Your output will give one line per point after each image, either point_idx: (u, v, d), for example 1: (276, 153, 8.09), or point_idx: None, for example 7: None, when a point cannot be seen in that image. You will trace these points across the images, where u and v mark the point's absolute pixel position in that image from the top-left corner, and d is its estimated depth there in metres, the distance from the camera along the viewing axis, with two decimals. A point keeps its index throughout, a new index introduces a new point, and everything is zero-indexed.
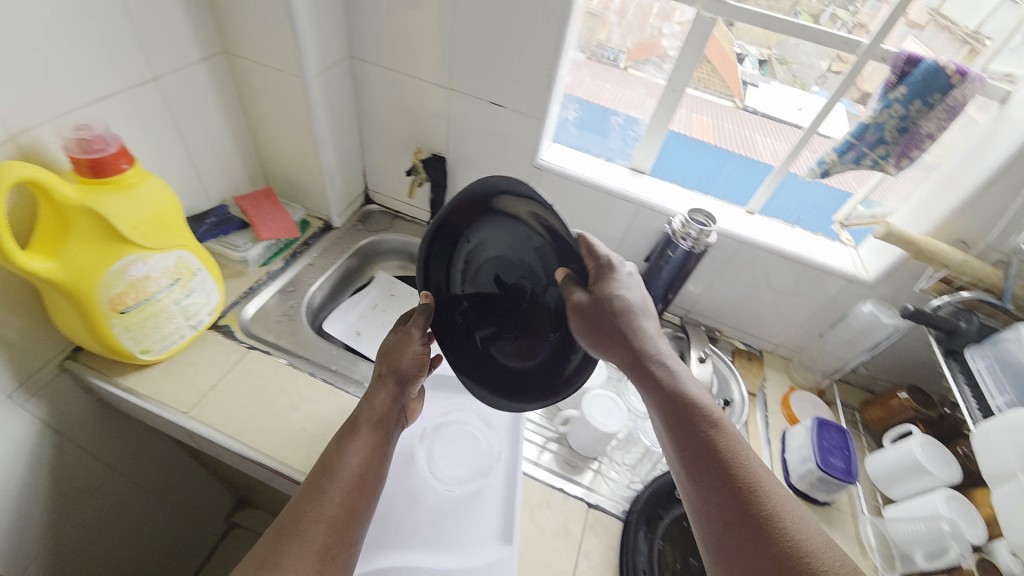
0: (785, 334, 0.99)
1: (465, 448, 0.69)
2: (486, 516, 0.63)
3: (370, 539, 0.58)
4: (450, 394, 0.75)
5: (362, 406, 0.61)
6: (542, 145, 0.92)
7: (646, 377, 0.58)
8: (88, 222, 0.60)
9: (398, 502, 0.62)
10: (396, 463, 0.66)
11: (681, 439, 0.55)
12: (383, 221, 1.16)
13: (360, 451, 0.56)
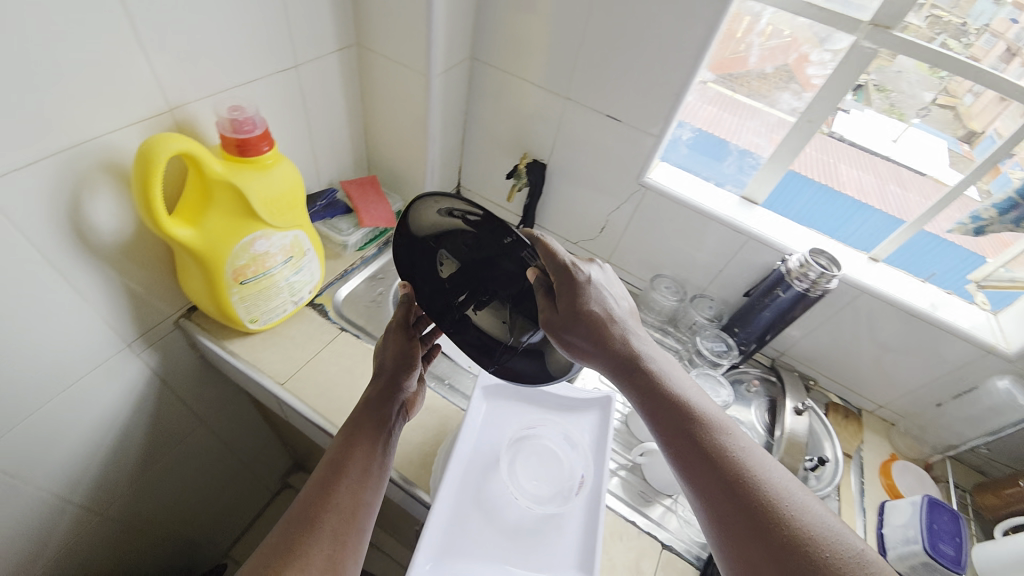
0: (894, 396, 0.91)
1: (548, 465, 0.68)
2: (564, 540, 0.60)
3: (451, 545, 0.58)
4: (533, 406, 0.73)
5: (367, 399, 0.62)
6: (652, 163, 0.88)
7: (636, 384, 0.55)
8: (229, 196, 0.64)
9: (477, 510, 0.62)
10: (478, 470, 0.65)
11: (669, 437, 0.52)
12: None
13: (367, 440, 0.58)
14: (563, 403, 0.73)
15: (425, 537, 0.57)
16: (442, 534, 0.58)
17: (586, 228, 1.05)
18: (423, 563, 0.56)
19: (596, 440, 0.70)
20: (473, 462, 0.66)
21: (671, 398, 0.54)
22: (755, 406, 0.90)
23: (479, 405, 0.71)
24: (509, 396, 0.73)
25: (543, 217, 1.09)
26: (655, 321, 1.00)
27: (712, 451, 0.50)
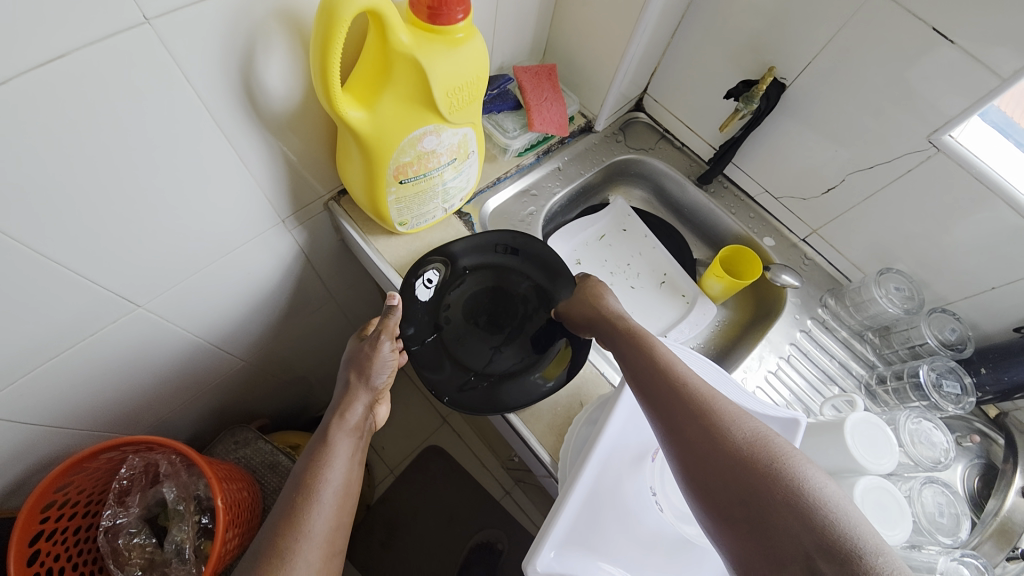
0: None
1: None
2: (701, 569, 0.53)
3: (579, 538, 0.51)
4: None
5: (340, 415, 0.58)
6: (967, 117, 0.60)
7: (613, 334, 0.59)
8: (408, 77, 0.51)
9: (613, 509, 0.53)
10: (624, 461, 0.55)
11: (631, 378, 0.53)
12: (647, 138, 0.95)
13: (342, 467, 0.55)
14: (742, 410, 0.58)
15: (554, 525, 0.50)
16: (571, 524, 0.51)
17: (802, 184, 0.80)
18: (548, 550, 0.49)
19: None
20: (621, 451, 0.55)
21: (636, 340, 0.56)
22: (964, 465, 0.71)
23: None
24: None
25: (745, 156, 0.85)
26: (856, 324, 0.80)
27: (669, 386, 0.50)
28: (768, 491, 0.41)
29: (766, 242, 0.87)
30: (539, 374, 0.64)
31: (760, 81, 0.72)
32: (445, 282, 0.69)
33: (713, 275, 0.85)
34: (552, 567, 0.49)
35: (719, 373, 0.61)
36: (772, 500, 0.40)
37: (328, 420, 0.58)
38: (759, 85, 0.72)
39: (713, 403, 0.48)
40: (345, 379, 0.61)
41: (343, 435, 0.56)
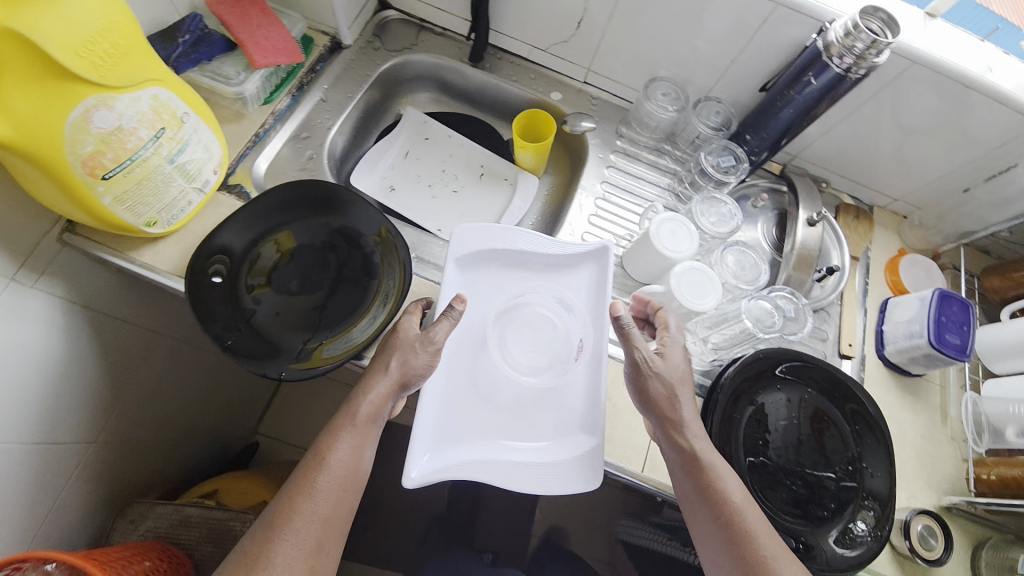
0: (912, 187, 0.82)
1: (543, 334, 0.62)
2: (568, 406, 0.58)
3: (447, 435, 0.55)
4: (522, 267, 0.64)
5: (357, 399, 0.55)
6: None
7: (670, 442, 0.56)
8: (8, 48, 0.41)
9: (477, 397, 0.58)
10: (466, 352, 0.59)
11: (678, 470, 0.56)
12: (406, 36, 0.88)
13: (349, 449, 0.54)
14: (556, 259, 0.64)
15: (417, 436, 0.53)
16: (437, 426, 0.55)
17: (557, 27, 0.80)
18: (421, 456, 0.53)
19: (591, 298, 0.63)
20: (459, 345, 0.59)
21: (694, 463, 0.55)
22: (762, 223, 0.81)
23: (454, 279, 0.62)
24: (492, 263, 0.63)
25: (500, 18, 0.82)
26: (649, 141, 0.85)
27: (707, 489, 0.54)
28: None
29: (554, 96, 0.88)
30: (368, 312, 0.63)
31: None
32: (241, 261, 0.63)
33: (519, 149, 0.85)
34: (428, 469, 0.52)
35: (529, 230, 0.63)
36: None
37: (347, 398, 0.56)
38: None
39: (745, 509, 0.54)
40: (382, 359, 0.56)
41: (364, 422, 0.55)
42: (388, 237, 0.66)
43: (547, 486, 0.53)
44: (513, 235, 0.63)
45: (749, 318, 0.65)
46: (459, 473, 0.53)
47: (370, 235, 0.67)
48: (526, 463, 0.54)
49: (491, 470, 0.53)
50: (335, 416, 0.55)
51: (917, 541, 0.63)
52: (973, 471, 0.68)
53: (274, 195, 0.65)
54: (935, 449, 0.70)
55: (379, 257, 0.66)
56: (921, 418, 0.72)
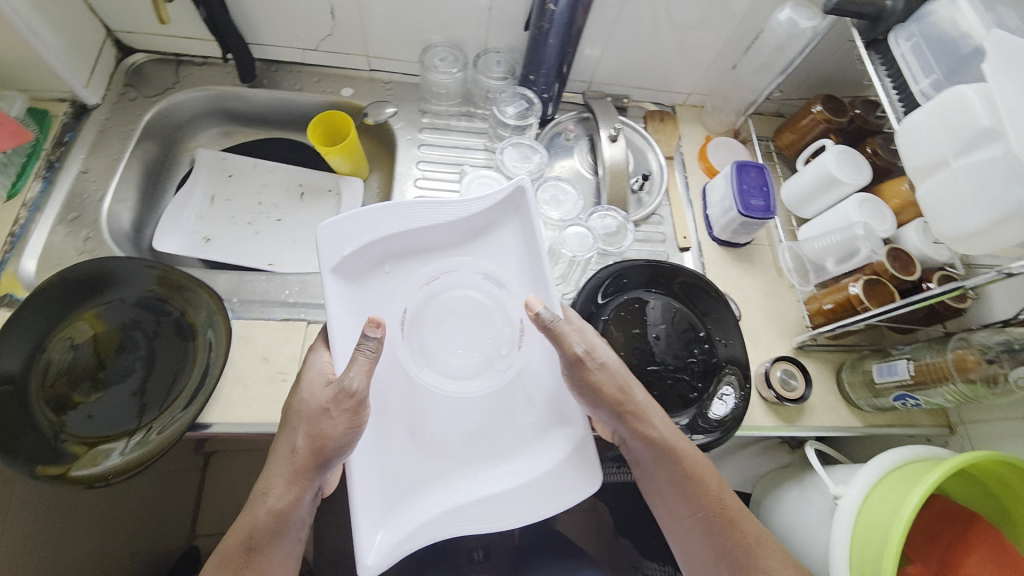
0: (696, 78, 0.87)
1: (473, 327, 0.62)
2: (532, 397, 0.60)
3: (395, 495, 0.54)
4: (421, 254, 0.62)
5: (257, 504, 0.53)
6: None
7: (637, 430, 0.57)
8: None
9: (423, 426, 0.58)
10: (394, 375, 0.58)
11: (649, 460, 0.58)
12: (165, 76, 0.80)
13: (247, 564, 0.52)
14: (457, 234, 0.62)
15: (366, 513, 0.52)
16: (387, 488, 0.54)
17: (313, 23, 0.76)
18: (374, 535, 0.52)
19: (518, 267, 0.62)
20: (389, 373, 0.58)
21: (658, 446, 0.57)
22: (577, 152, 0.83)
23: (342, 293, 0.57)
24: (383, 263, 0.60)
25: (253, 29, 0.77)
26: (452, 109, 0.84)
27: (680, 468, 0.57)
28: (749, 554, 0.56)
29: (346, 92, 0.84)
30: (195, 375, 0.59)
31: None
32: (28, 379, 0.56)
33: (327, 156, 0.81)
34: (392, 540, 0.52)
35: (417, 203, 0.58)
36: (747, 557, 0.55)
37: (247, 502, 0.54)
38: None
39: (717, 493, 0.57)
40: (291, 445, 0.53)
41: (263, 531, 0.52)
42: (189, 290, 0.62)
43: (531, 510, 0.55)
44: (393, 221, 0.58)
45: (568, 248, 0.67)
46: (426, 535, 0.53)
47: (171, 300, 0.63)
48: (502, 491, 0.55)
49: (464, 513, 0.54)
50: (232, 526, 0.53)
51: (779, 387, 0.69)
52: (810, 309, 0.73)
53: (60, 307, 0.59)
54: (781, 301, 0.77)
55: (189, 316, 0.62)
56: (760, 280, 0.78)
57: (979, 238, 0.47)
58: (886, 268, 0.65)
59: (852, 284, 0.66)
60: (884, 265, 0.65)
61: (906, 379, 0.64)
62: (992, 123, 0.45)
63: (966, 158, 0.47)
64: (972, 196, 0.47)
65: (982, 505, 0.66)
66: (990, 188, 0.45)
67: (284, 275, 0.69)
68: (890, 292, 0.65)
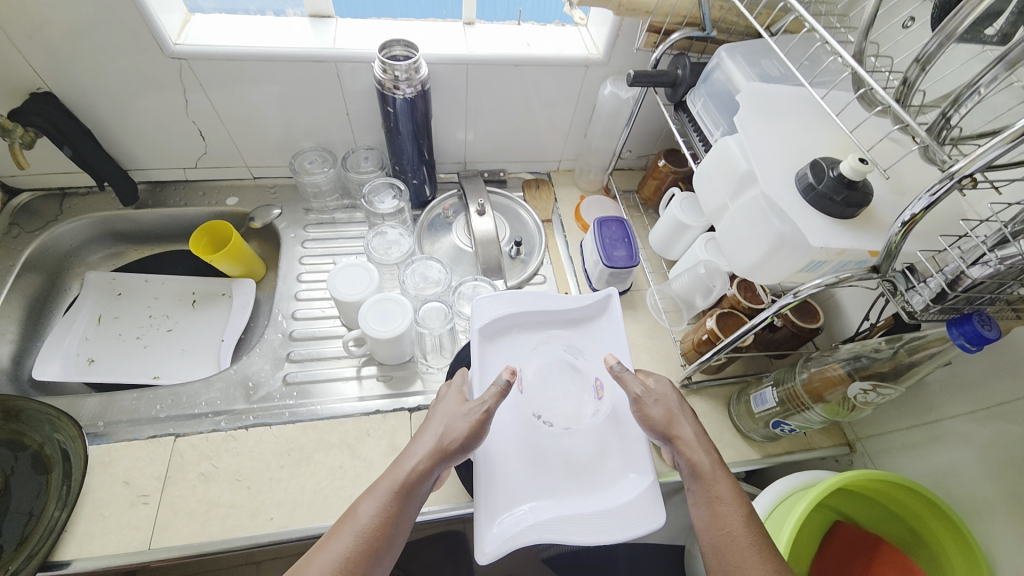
0: (560, 148, 0.95)
1: (574, 388, 0.62)
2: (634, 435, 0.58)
3: (501, 501, 0.53)
4: (537, 325, 0.64)
5: (400, 466, 0.50)
6: (164, 24, 0.66)
7: (686, 451, 0.51)
8: None
9: (536, 459, 0.56)
10: (509, 418, 0.58)
11: (695, 492, 0.50)
12: (49, 211, 0.84)
13: (375, 512, 0.47)
14: (570, 315, 0.65)
15: (480, 506, 0.52)
16: (494, 489, 0.53)
17: (188, 144, 0.82)
18: (488, 529, 0.51)
19: (604, 348, 0.63)
20: (504, 424, 0.58)
21: (711, 471, 0.50)
22: (456, 227, 0.89)
23: (480, 352, 0.61)
24: (511, 330, 0.63)
25: (132, 158, 0.83)
26: (334, 203, 0.90)
27: (727, 503, 0.48)
28: None
29: (231, 201, 0.88)
30: (46, 512, 0.57)
31: None
32: None
33: (214, 263, 0.83)
34: (500, 538, 0.50)
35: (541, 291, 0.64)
36: None
37: (394, 462, 0.51)
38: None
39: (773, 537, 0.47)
40: (436, 425, 0.52)
41: (387, 491, 0.48)
42: (28, 411, 0.62)
43: (620, 530, 0.51)
44: (522, 299, 0.64)
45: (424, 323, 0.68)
46: (526, 539, 0.50)
47: (22, 435, 0.61)
48: (601, 511, 0.52)
49: (560, 525, 0.51)
50: (372, 484, 0.49)
51: None
52: (685, 348, 0.74)
53: None
54: (665, 342, 0.79)
55: (43, 449, 0.61)
56: (642, 323, 0.81)
57: (768, 268, 0.51)
58: (739, 301, 0.68)
59: (709, 319, 0.69)
60: (737, 298, 0.68)
61: (776, 406, 0.66)
62: (747, 167, 0.50)
63: (738, 199, 0.53)
64: (748, 233, 0.52)
65: (895, 531, 0.61)
66: (759, 225, 0.50)
67: (160, 389, 0.68)
68: (742, 322, 0.68)
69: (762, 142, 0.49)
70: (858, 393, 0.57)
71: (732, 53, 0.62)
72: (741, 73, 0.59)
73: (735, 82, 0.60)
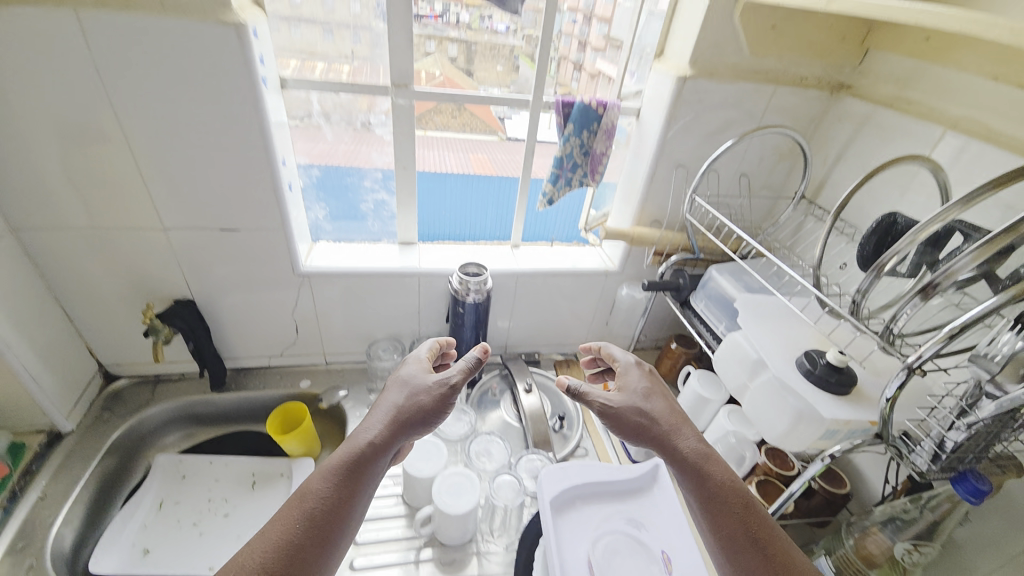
0: (585, 333, 1.14)
1: (641, 562, 0.64)
2: None
3: None
4: (598, 497, 0.71)
5: (359, 438, 0.56)
6: (299, 253, 0.89)
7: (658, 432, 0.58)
8: None
9: None
10: None
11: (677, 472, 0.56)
12: (141, 394, 0.94)
13: (334, 480, 0.52)
14: (626, 487, 0.73)
15: None
16: None
17: (281, 335, 0.98)
18: None
19: (662, 520, 0.70)
20: None
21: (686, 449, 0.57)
22: (504, 403, 1.00)
23: (554, 524, 0.66)
24: (576, 501, 0.70)
25: (229, 348, 0.97)
26: None
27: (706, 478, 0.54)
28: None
29: (304, 384, 1.00)
30: None
31: (144, 316, 0.84)
32: None
33: (283, 443, 0.91)
34: None
35: (599, 463, 0.74)
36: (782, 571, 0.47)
37: (351, 436, 0.57)
38: (149, 321, 0.84)
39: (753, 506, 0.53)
40: (396, 404, 0.60)
41: (349, 460, 0.54)
42: None
43: None
44: (585, 471, 0.73)
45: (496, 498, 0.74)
46: None
47: None
48: None
49: None
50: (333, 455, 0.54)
51: None
52: None
53: None
54: None
55: None
56: None
57: (794, 436, 0.63)
58: (770, 467, 0.78)
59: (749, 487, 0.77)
60: (768, 464, 0.78)
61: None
62: (757, 356, 0.67)
63: (757, 378, 0.67)
64: (771, 408, 0.65)
65: None
66: (779, 401, 0.64)
67: None
68: (779, 488, 0.76)
69: (764, 338, 0.66)
70: (905, 554, 0.62)
71: (720, 271, 0.85)
72: (732, 285, 0.81)
73: (730, 290, 0.81)
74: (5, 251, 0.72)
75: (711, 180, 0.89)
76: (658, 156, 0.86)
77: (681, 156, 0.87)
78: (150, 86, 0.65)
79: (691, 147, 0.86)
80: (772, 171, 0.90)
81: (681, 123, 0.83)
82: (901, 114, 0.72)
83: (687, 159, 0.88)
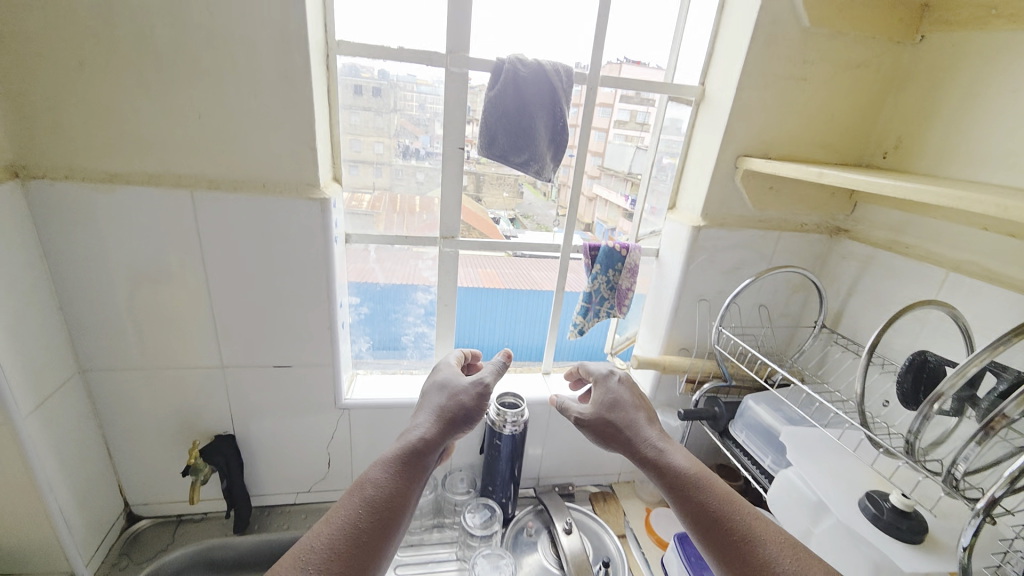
0: (620, 462, 1.10)
1: None
2: None
3: None
4: None
5: (410, 435, 0.63)
6: (343, 387, 0.92)
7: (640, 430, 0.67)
8: None
9: None
10: None
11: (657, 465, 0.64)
12: (161, 537, 0.90)
13: (389, 469, 0.58)
14: None
15: None
16: None
17: (313, 470, 0.96)
18: None
19: None
20: None
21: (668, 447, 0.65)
22: (541, 544, 0.93)
23: None
24: None
25: (258, 484, 0.95)
26: (425, 523, 0.97)
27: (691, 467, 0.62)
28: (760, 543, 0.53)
29: None
30: None
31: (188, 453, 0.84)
32: None
33: None
34: None
35: None
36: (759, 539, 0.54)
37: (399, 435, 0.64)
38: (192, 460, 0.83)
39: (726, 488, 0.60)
40: (434, 406, 0.69)
41: (401, 451, 0.61)
42: None
43: None
44: None
45: None
46: None
47: None
48: None
49: None
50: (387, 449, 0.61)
51: None
52: None
53: None
54: None
55: None
56: None
57: None
58: None
59: None
60: None
61: None
62: (817, 497, 0.66)
63: (821, 524, 0.66)
64: (842, 559, 0.62)
65: None
66: (852, 553, 0.61)
67: None
68: None
69: (820, 477, 0.65)
70: None
71: (757, 401, 0.86)
72: (773, 416, 0.82)
73: (771, 422, 0.81)
74: (73, 391, 0.76)
75: (734, 313, 0.95)
76: (680, 291, 0.94)
77: (702, 290, 0.95)
78: (239, 247, 0.76)
79: (710, 283, 0.94)
80: (789, 302, 0.96)
81: (699, 263, 0.91)
82: (901, 256, 0.80)
83: (708, 293, 0.95)
